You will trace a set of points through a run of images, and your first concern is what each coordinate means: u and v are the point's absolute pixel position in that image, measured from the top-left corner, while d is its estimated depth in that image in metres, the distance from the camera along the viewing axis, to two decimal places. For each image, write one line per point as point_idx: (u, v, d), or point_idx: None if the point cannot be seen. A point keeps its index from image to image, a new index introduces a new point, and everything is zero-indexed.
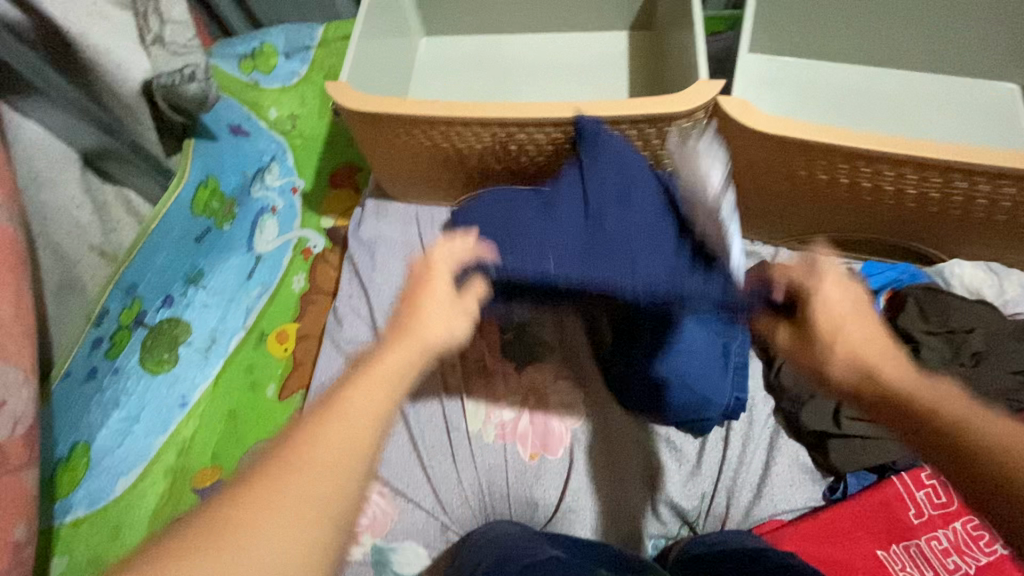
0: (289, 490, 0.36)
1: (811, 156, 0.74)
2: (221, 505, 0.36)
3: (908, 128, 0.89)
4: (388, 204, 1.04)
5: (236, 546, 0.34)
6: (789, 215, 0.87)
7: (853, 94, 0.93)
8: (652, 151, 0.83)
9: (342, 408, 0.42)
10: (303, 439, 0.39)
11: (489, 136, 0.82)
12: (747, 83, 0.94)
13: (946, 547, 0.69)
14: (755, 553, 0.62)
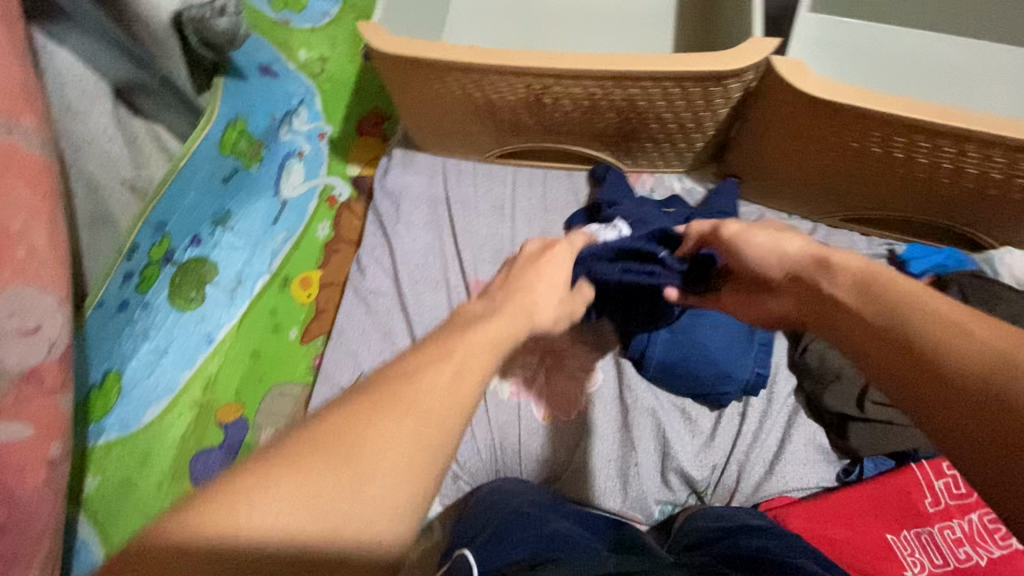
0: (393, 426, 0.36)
1: (866, 126, 0.69)
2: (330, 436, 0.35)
3: (974, 101, 0.83)
4: (414, 155, 1.02)
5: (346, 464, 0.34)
6: (834, 189, 0.82)
7: (916, 60, 0.86)
8: (695, 112, 0.79)
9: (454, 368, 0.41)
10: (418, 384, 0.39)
11: (524, 87, 0.78)
12: (800, 43, 0.88)
13: (958, 537, 0.67)
14: (759, 530, 0.63)
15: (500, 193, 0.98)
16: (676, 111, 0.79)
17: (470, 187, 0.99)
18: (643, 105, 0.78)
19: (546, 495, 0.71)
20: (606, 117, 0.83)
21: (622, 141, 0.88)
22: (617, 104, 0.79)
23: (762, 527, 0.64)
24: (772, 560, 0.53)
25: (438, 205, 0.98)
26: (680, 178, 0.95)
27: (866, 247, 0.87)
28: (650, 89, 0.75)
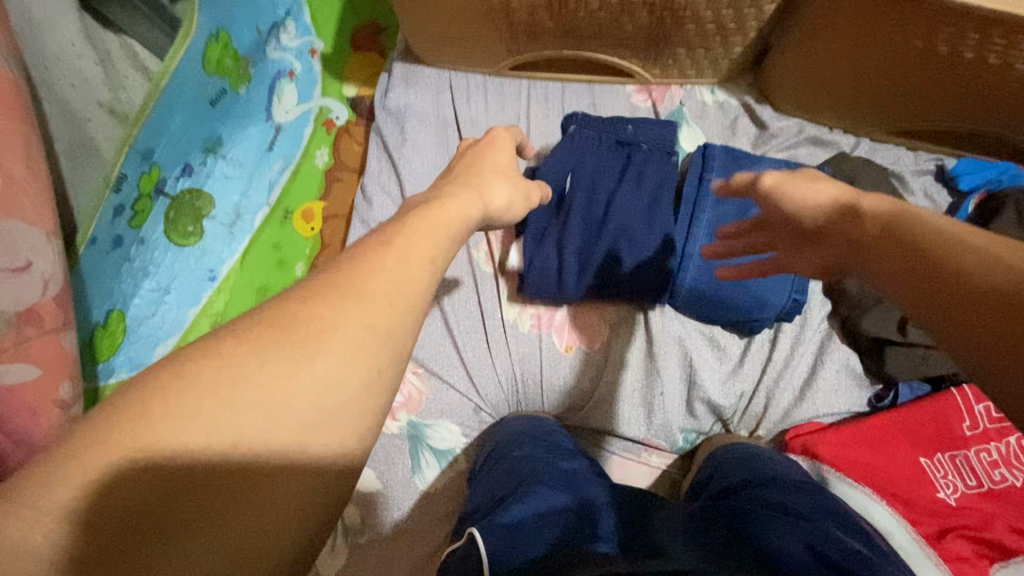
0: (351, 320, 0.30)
1: (930, 19, 0.63)
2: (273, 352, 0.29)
3: None
4: (417, 71, 0.93)
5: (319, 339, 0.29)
6: (886, 99, 0.75)
7: None
8: (738, 9, 0.71)
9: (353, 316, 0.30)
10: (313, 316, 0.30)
11: None
12: None
13: (994, 459, 0.65)
14: (797, 490, 0.59)
15: (513, 112, 0.90)
16: (715, 9, 0.72)
17: (481, 105, 0.91)
18: (679, 2, 0.71)
19: (573, 442, 0.70)
20: (636, 17, 0.74)
21: (649, 47, 0.80)
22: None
23: (800, 484, 0.60)
24: (821, 533, 0.50)
25: (446, 125, 0.90)
26: (711, 91, 0.87)
27: (912, 162, 0.80)
28: None
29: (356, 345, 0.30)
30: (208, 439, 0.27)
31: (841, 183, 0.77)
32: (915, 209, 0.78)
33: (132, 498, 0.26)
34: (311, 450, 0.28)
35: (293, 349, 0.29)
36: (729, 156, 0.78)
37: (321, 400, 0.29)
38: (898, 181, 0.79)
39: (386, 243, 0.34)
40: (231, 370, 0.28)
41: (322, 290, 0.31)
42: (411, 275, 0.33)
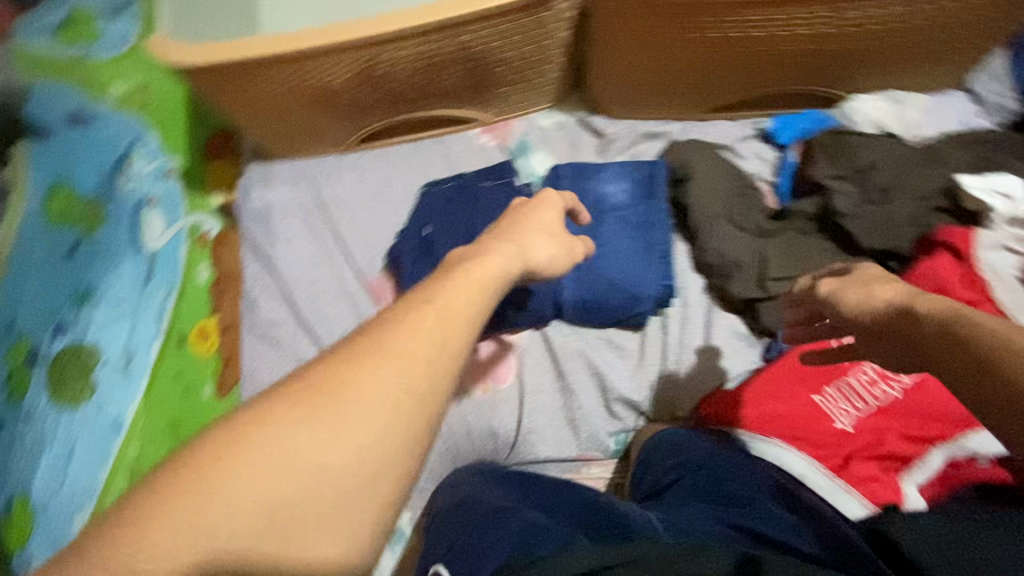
0: (377, 359, 0.35)
1: (696, 13, 0.68)
2: (306, 406, 0.33)
3: None
4: (271, 168, 0.94)
5: (342, 392, 0.33)
6: (693, 83, 0.82)
7: None
8: (534, 43, 0.76)
9: (380, 368, 0.34)
10: (336, 373, 0.34)
11: (352, 63, 0.73)
12: None
13: (873, 378, 0.69)
14: (745, 507, 0.57)
15: (372, 182, 0.91)
16: (515, 48, 0.76)
17: (339, 183, 0.92)
18: (480, 51, 0.75)
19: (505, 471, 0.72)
20: (450, 72, 0.78)
21: (474, 92, 0.84)
22: (453, 55, 0.74)
23: (748, 500, 0.58)
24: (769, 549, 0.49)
25: (312, 211, 0.91)
26: (548, 115, 0.93)
27: (736, 130, 0.87)
28: (481, 33, 0.72)
29: (391, 404, 0.34)
30: (267, 486, 0.31)
31: (678, 167, 0.83)
32: (750, 171, 0.84)
33: (206, 522, 0.30)
34: (340, 487, 0.32)
35: (316, 406, 0.33)
36: (576, 170, 0.84)
37: (354, 456, 0.32)
38: (728, 151, 0.86)
39: (430, 297, 0.39)
40: (275, 440, 0.32)
41: (358, 354, 0.35)
42: (448, 318, 0.38)
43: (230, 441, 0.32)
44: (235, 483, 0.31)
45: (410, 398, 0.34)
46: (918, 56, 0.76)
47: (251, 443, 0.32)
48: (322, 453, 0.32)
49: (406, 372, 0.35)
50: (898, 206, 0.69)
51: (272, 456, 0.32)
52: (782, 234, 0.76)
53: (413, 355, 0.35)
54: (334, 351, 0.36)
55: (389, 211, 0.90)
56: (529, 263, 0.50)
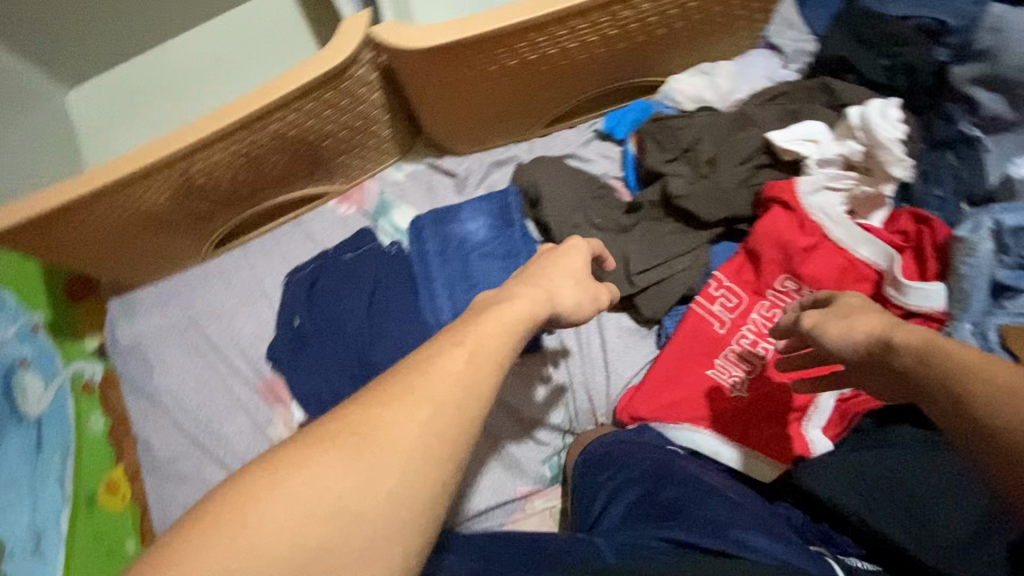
0: (404, 400, 0.37)
1: (485, 49, 0.69)
2: (331, 442, 0.35)
3: None
4: (133, 297, 0.90)
5: (379, 422, 0.36)
6: (518, 106, 0.83)
7: None
8: (348, 112, 0.75)
9: (415, 399, 0.37)
10: (367, 410, 0.37)
11: (167, 182, 0.70)
12: None
13: (754, 340, 0.71)
14: (671, 519, 0.55)
15: (241, 283, 0.88)
16: (332, 122, 0.75)
17: (206, 292, 0.88)
18: (297, 134, 0.74)
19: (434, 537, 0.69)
20: (275, 160, 0.76)
21: (312, 170, 0.82)
22: (271, 146, 0.73)
23: (674, 510, 0.57)
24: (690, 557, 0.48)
25: (186, 330, 0.87)
26: (399, 167, 0.92)
27: (576, 137, 0.90)
28: (288, 118, 0.71)
29: (425, 447, 0.35)
30: (304, 527, 0.32)
31: (529, 188, 0.84)
32: (598, 172, 0.87)
33: (252, 543, 0.31)
34: (373, 514, 0.33)
35: (350, 443, 0.35)
36: (431, 217, 0.83)
37: (403, 481, 0.34)
38: (575, 159, 0.88)
39: (461, 338, 0.42)
40: (318, 469, 0.33)
41: (389, 395, 0.37)
42: (479, 357, 0.40)
43: (267, 482, 0.33)
44: (273, 520, 0.32)
45: (440, 442, 0.36)
46: (711, 32, 0.80)
47: (296, 473, 0.33)
48: (360, 483, 0.33)
49: (439, 404, 0.37)
50: (725, 176, 0.72)
51: (307, 487, 0.33)
52: (639, 225, 0.78)
53: (425, 406, 0.37)
54: (371, 389, 0.38)
55: (263, 309, 0.87)
56: (555, 301, 0.52)
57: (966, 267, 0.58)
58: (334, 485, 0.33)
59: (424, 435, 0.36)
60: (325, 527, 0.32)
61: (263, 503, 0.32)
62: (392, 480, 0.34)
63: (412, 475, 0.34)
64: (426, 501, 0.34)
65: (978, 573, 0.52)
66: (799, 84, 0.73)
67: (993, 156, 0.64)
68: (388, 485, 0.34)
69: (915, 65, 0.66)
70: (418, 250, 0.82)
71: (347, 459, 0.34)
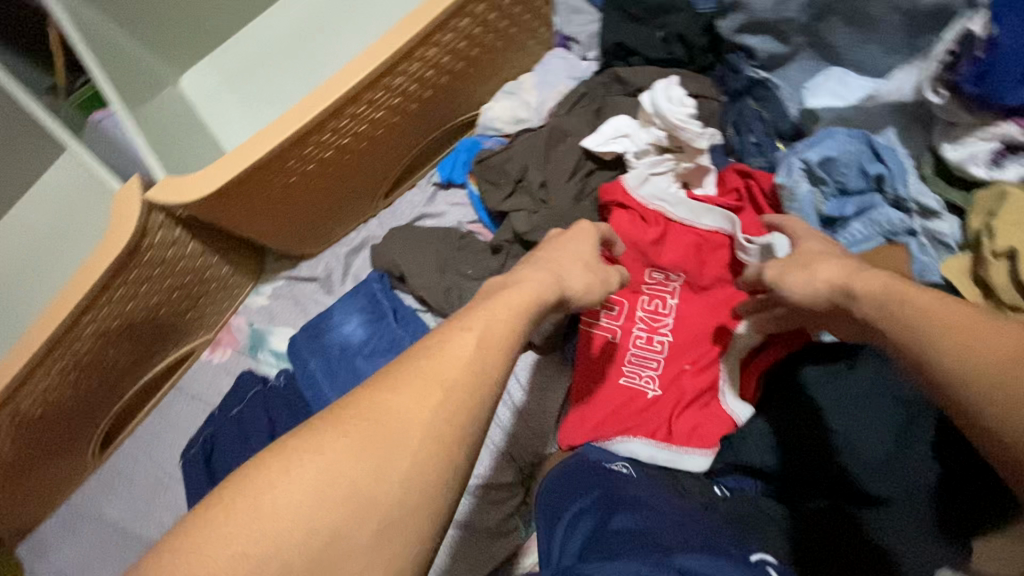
0: (421, 376, 0.37)
1: (271, 168, 0.65)
2: (352, 426, 0.34)
3: (341, 41, 0.89)
4: (40, 534, 0.83)
5: (401, 393, 0.36)
6: (345, 196, 0.80)
7: (279, 67, 0.89)
8: (166, 277, 0.71)
9: (432, 372, 0.37)
10: (400, 373, 0.37)
11: (3, 428, 0.65)
12: (213, 109, 0.89)
13: (647, 336, 0.70)
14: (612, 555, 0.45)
15: (145, 473, 0.83)
16: (155, 293, 0.71)
17: (115, 498, 0.82)
18: (123, 321, 0.69)
19: None
20: (115, 352, 0.71)
21: (163, 339, 0.78)
22: (100, 344, 0.68)
23: (635, 535, 0.49)
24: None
25: (103, 542, 0.81)
26: (259, 291, 0.88)
27: (419, 196, 0.88)
28: (104, 313, 0.66)
29: (438, 433, 0.35)
30: (319, 517, 0.31)
31: (392, 268, 0.81)
32: (452, 223, 0.85)
33: (257, 533, 0.30)
34: (386, 506, 0.32)
35: (365, 427, 0.34)
36: (305, 332, 0.80)
37: (418, 469, 0.33)
38: (426, 217, 0.86)
39: (467, 324, 0.41)
40: (332, 457, 0.33)
41: (411, 375, 0.37)
42: (488, 343, 0.40)
43: (283, 465, 0.32)
44: (293, 496, 0.31)
45: (451, 424, 0.35)
46: (498, 57, 0.78)
47: (311, 451, 0.33)
48: (374, 468, 0.33)
49: (448, 393, 0.36)
50: (561, 196, 0.71)
51: (320, 473, 0.32)
52: (506, 266, 0.77)
53: (439, 392, 0.36)
54: (388, 368, 0.38)
55: (176, 489, 0.81)
56: (565, 288, 0.49)
57: (794, 212, 0.59)
58: (346, 468, 0.32)
59: (438, 415, 0.35)
60: (335, 518, 0.31)
61: (276, 491, 0.31)
62: (404, 462, 0.33)
63: (429, 459, 0.34)
64: (440, 483, 0.34)
65: (910, 487, 0.54)
66: (594, 82, 0.73)
67: (785, 90, 0.65)
68: (402, 467, 0.33)
69: (684, 31, 0.68)
70: (305, 371, 0.78)
71: (362, 445, 0.33)
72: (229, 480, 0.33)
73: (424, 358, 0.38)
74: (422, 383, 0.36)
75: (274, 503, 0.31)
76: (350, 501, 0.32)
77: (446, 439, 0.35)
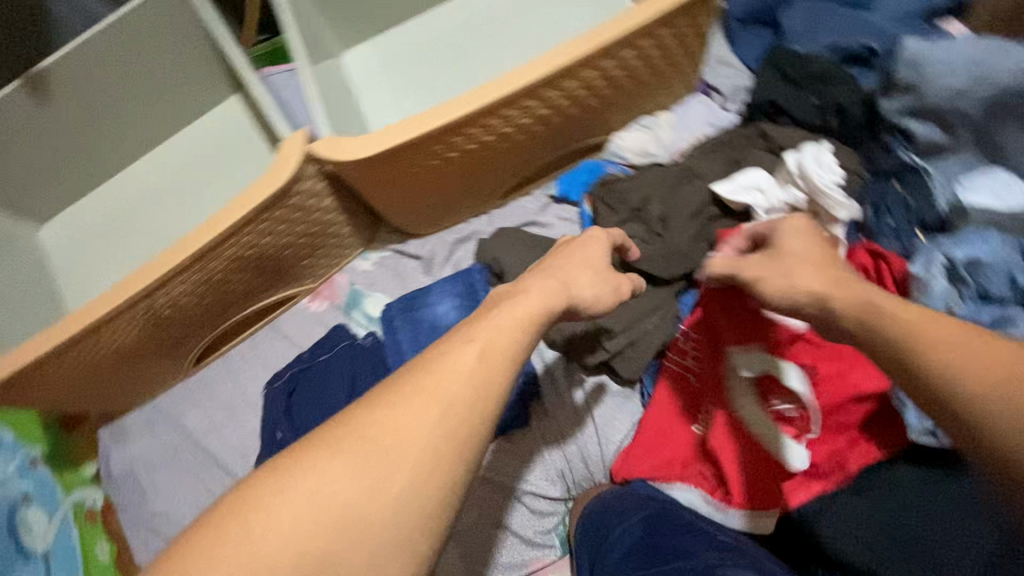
0: (406, 403, 0.42)
1: (421, 147, 0.71)
2: (338, 452, 0.40)
3: (497, 48, 0.95)
4: (124, 424, 0.91)
5: (388, 421, 0.41)
6: (469, 188, 0.85)
7: (435, 60, 0.97)
8: (298, 224, 0.77)
9: (419, 399, 0.42)
10: (386, 400, 0.42)
11: (134, 319, 0.72)
12: (368, 84, 0.97)
13: None
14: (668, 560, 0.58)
15: (225, 394, 0.89)
16: (286, 236, 0.77)
17: (195, 410, 0.90)
18: (253, 253, 0.76)
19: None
20: (239, 277, 0.78)
21: (278, 278, 0.84)
22: (229, 268, 0.75)
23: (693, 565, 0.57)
24: None
25: (178, 450, 0.88)
26: (365, 256, 0.93)
27: (533, 204, 0.91)
28: (242, 241, 0.72)
29: (432, 451, 0.40)
30: (312, 535, 0.38)
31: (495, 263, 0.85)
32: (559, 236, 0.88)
33: (255, 546, 0.37)
34: (374, 520, 0.38)
35: (354, 451, 0.40)
36: (401, 302, 0.84)
37: (403, 489, 0.39)
38: (535, 225, 0.90)
39: (471, 336, 0.45)
40: (323, 483, 0.39)
41: (397, 399, 0.42)
42: (490, 354, 0.44)
43: (276, 490, 0.39)
44: (284, 518, 0.38)
45: (446, 442, 0.41)
46: (644, 92, 0.81)
47: (303, 477, 0.39)
48: (363, 491, 0.39)
49: (439, 415, 0.41)
50: (676, 233, 0.72)
51: (312, 496, 0.39)
52: None
53: (432, 415, 0.41)
54: (372, 395, 0.44)
55: (250, 416, 0.88)
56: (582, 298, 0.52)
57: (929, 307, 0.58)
58: (335, 492, 0.39)
59: (425, 436, 0.41)
60: (328, 533, 0.38)
61: (268, 512, 0.38)
62: (389, 485, 0.39)
63: (411, 482, 0.40)
64: (427, 498, 0.40)
65: None
66: (737, 133, 0.75)
67: (938, 179, 0.64)
68: (391, 488, 0.39)
69: (843, 103, 0.69)
70: (393, 337, 0.82)
71: (353, 466, 0.40)
72: (233, 497, 0.40)
73: (410, 381, 0.43)
74: (412, 406, 0.42)
75: (267, 523, 0.38)
76: (340, 517, 0.38)
77: (431, 460, 0.40)
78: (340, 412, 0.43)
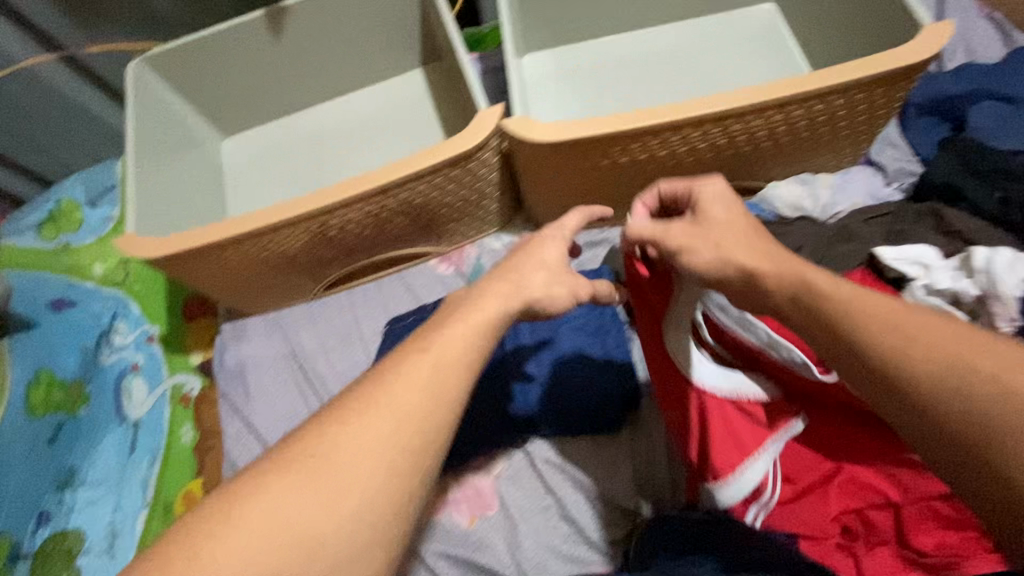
0: (364, 419, 0.43)
1: (604, 145, 0.75)
2: (291, 467, 0.42)
3: (674, 81, 1.00)
4: (244, 324, 0.99)
5: (345, 436, 0.43)
6: (622, 197, 0.89)
7: (614, 77, 1.02)
8: (465, 186, 0.83)
9: (377, 412, 0.44)
10: (340, 418, 0.44)
11: (306, 230, 0.79)
12: (546, 83, 1.04)
13: None
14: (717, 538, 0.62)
15: (343, 323, 0.96)
16: (451, 194, 0.84)
17: (311, 330, 0.97)
18: (419, 202, 0.82)
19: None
20: (397, 220, 0.85)
21: (424, 232, 0.91)
22: (396, 208, 0.82)
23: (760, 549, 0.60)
24: None
25: (286, 361, 0.95)
26: (499, 236, 0.99)
27: None
28: (417, 188, 0.79)
29: (389, 460, 0.42)
30: (274, 551, 0.39)
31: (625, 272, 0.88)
32: None
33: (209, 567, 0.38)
34: (339, 524, 0.40)
35: (308, 468, 0.41)
36: None
37: (365, 493, 0.41)
38: None
39: (426, 345, 0.48)
40: (278, 504, 0.40)
41: (356, 411, 0.44)
42: (445, 362, 0.47)
43: (225, 513, 0.40)
44: (240, 546, 0.38)
45: (409, 441, 0.43)
46: (817, 149, 0.83)
47: (258, 499, 0.40)
48: (321, 504, 0.40)
49: (401, 420, 0.44)
50: None
51: (265, 515, 0.39)
52: None
53: (386, 419, 0.43)
54: (322, 414, 0.45)
55: (358, 349, 0.94)
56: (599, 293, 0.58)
57: None
58: (293, 507, 0.40)
59: (385, 440, 0.43)
60: (293, 547, 0.39)
61: (221, 535, 0.39)
62: (352, 494, 0.41)
63: (376, 484, 0.41)
64: (397, 493, 0.42)
65: None
66: (908, 207, 0.76)
67: None
68: (353, 496, 0.41)
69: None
70: None
71: (311, 481, 0.41)
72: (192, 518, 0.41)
73: (367, 396, 0.45)
74: (374, 416, 0.43)
75: (218, 542, 0.39)
76: (298, 532, 0.39)
77: (397, 461, 0.42)
78: (311, 428, 0.44)
